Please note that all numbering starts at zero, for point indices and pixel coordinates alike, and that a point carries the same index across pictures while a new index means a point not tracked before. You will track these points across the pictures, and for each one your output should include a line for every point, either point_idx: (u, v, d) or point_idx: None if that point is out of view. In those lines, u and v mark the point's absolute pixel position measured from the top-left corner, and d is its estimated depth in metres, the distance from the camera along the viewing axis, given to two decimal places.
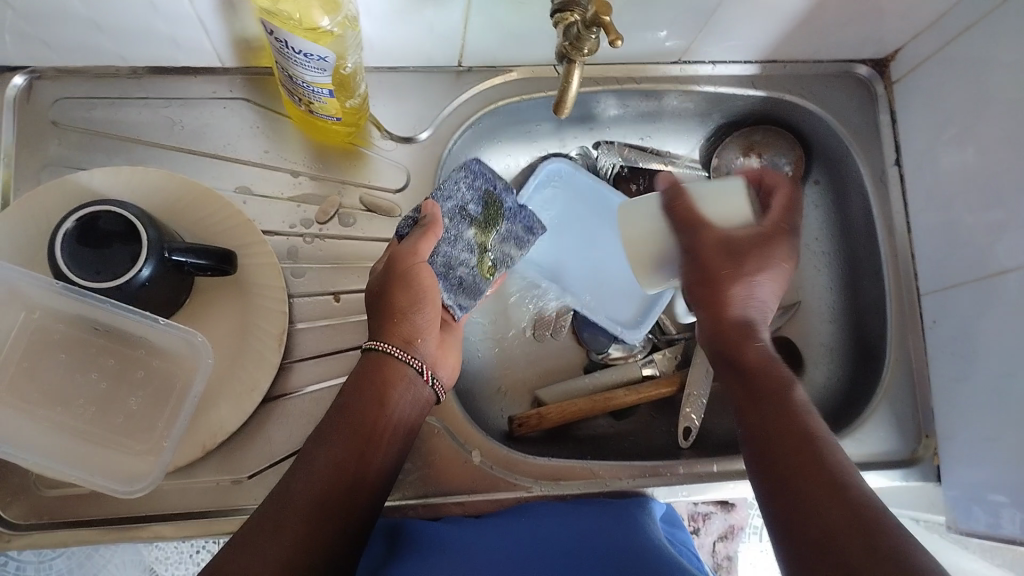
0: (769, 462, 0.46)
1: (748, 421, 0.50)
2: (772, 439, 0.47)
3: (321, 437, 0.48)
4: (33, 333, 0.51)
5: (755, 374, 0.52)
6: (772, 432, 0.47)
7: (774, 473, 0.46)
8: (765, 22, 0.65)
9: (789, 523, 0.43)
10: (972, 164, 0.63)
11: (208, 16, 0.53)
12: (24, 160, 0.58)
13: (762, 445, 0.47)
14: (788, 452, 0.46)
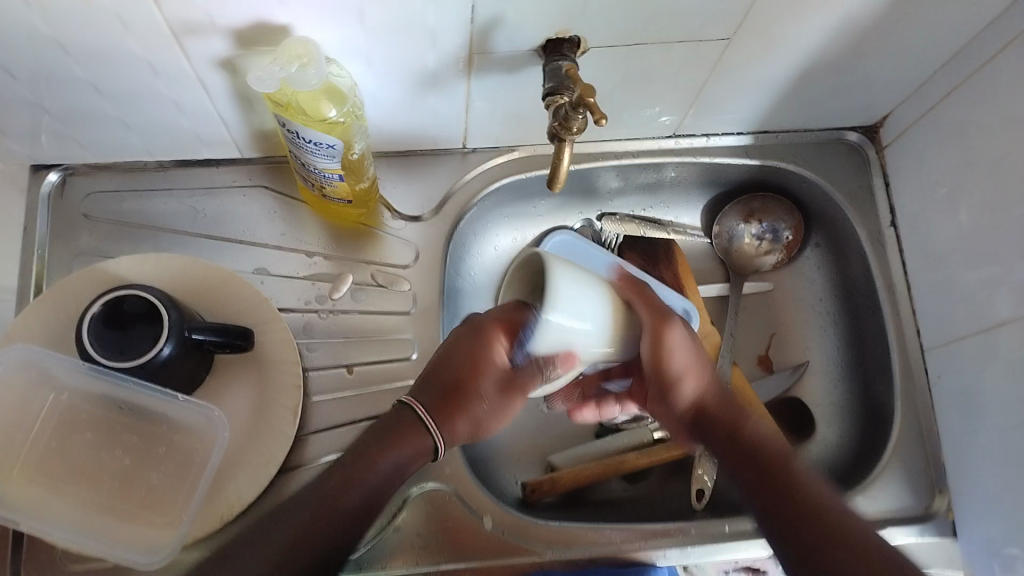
0: (788, 529, 0.51)
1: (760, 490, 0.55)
2: (789, 515, 0.52)
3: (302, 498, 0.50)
4: (63, 412, 0.54)
5: (760, 453, 0.58)
6: (781, 504, 0.53)
7: (792, 537, 0.51)
8: (754, 97, 0.68)
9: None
10: (963, 225, 0.65)
11: (228, 113, 0.58)
12: (58, 251, 0.62)
13: (777, 516, 0.53)
14: (811, 523, 0.51)
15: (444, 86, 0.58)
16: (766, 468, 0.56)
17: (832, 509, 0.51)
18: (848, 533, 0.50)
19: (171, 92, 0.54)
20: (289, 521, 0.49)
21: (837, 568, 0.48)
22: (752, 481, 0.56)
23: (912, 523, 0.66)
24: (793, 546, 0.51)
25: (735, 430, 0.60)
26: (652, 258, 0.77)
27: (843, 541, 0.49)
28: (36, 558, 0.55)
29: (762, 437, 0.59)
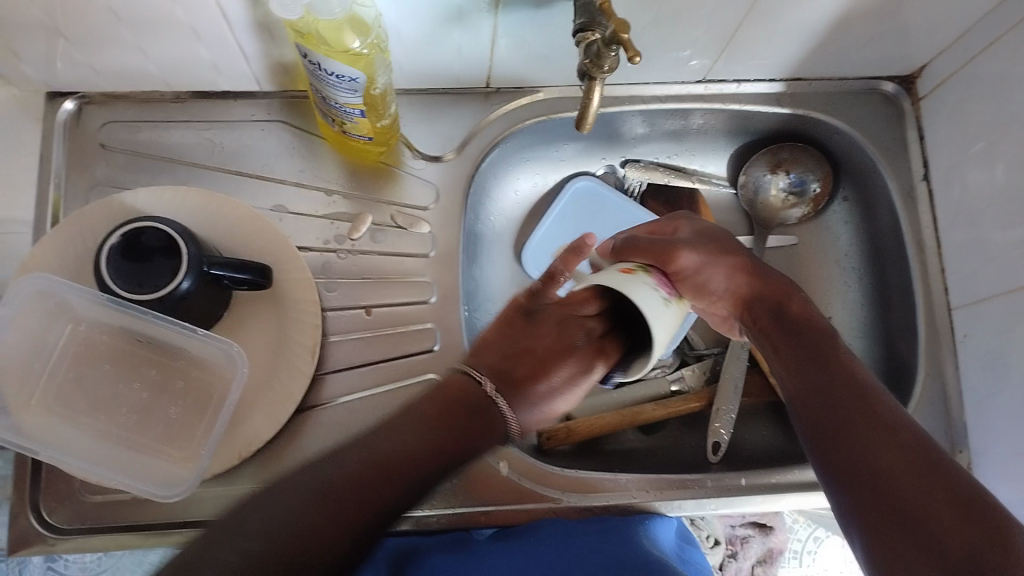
0: (816, 416, 0.49)
1: (789, 375, 0.52)
2: (811, 390, 0.50)
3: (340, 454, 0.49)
4: (80, 344, 0.54)
5: (798, 326, 0.54)
6: (814, 388, 0.50)
7: (818, 425, 0.48)
8: (788, 42, 0.66)
9: (844, 464, 0.46)
10: (999, 181, 0.63)
11: (247, 42, 0.56)
12: (74, 181, 0.61)
13: (808, 402, 0.50)
14: (836, 397, 0.48)
15: (470, 20, 0.56)
16: (795, 341, 0.53)
17: (858, 381, 0.49)
18: (872, 406, 0.47)
19: (190, 18, 0.52)
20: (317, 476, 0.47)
21: (856, 438, 0.46)
22: (783, 367, 0.53)
23: None
24: (814, 420, 0.49)
25: (766, 309, 0.56)
26: (675, 206, 0.77)
27: (865, 411, 0.47)
28: (53, 488, 0.55)
29: (794, 313, 0.55)
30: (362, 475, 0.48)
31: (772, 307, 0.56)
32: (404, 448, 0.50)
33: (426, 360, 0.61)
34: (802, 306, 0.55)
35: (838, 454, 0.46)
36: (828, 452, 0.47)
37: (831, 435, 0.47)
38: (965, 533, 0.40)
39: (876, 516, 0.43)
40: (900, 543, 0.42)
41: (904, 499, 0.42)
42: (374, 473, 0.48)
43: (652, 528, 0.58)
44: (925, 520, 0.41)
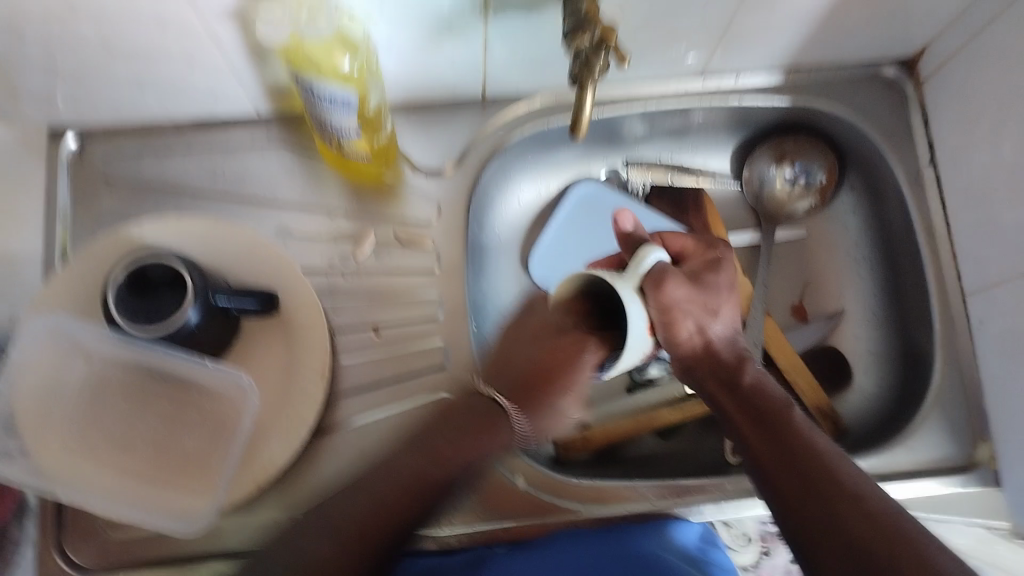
0: (780, 488, 0.48)
1: (753, 447, 0.51)
2: (779, 465, 0.49)
3: (378, 475, 0.52)
4: (95, 383, 0.54)
5: (753, 397, 0.54)
6: (777, 459, 0.49)
7: (786, 496, 0.48)
8: (785, 31, 0.65)
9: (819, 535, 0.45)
10: (1007, 162, 0.62)
11: (241, 67, 0.56)
12: (80, 218, 0.62)
13: (771, 474, 0.49)
14: (805, 473, 0.48)
15: (461, 31, 0.56)
16: (753, 415, 0.53)
17: (824, 455, 0.49)
18: (835, 476, 0.47)
19: (181, 47, 0.52)
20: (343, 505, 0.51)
21: (835, 517, 0.45)
22: (744, 441, 0.52)
23: (952, 474, 0.65)
24: (785, 499, 0.48)
25: (722, 378, 0.56)
26: (680, 205, 0.77)
27: (836, 487, 0.47)
28: (76, 527, 0.55)
29: (748, 384, 0.55)
30: (390, 500, 0.51)
31: (726, 380, 0.55)
32: (432, 449, 0.54)
33: (438, 377, 0.61)
34: (756, 380, 0.55)
35: (818, 537, 0.45)
36: (807, 531, 0.46)
37: (798, 505, 0.47)
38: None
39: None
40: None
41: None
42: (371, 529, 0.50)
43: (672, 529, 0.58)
44: None
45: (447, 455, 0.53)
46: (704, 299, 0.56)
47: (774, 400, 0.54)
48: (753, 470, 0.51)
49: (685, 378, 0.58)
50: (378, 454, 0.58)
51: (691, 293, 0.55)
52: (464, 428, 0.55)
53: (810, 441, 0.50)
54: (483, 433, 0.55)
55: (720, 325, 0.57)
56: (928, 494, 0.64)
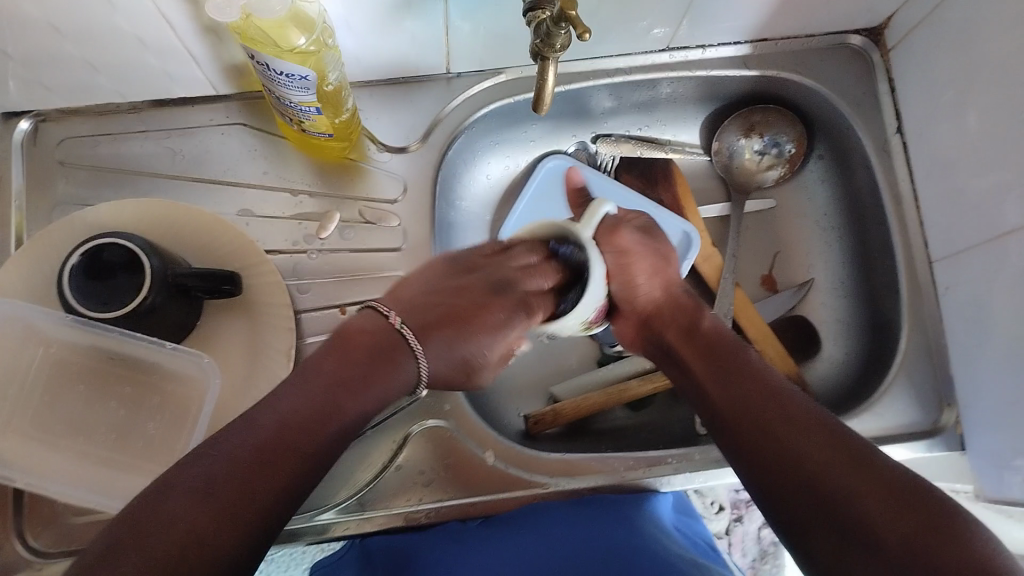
0: (739, 422, 0.49)
1: (711, 389, 0.52)
2: (735, 411, 0.50)
3: (263, 407, 0.43)
4: (51, 366, 0.53)
5: (714, 344, 0.56)
6: (737, 398, 0.50)
7: (743, 430, 0.48)
8: (750, 2, 0.65)
9: (773, 460, 0.46)
10: (972, 129, 0.62)
11: (196, 47, 0.55)
12: (35, 202, 0.60)
13: (731, 412, 0.50)
14: (758, 414, 0.48)
15: (421, 7, 0.55)
16: (712, 359, 0.54)
17: (785, 397, 0.49)
18: (793, 409, 0.48)
19: (133, 28, 0.51)
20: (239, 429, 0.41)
21: (783, 449, 0.45)
22: (703, 383, 0.53)
23: (916, 438, 0.65)
24: (741, 444, 0.48)
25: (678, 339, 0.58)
26: (651, 180, 0.76)
27: (790, 416, 0.47)
28: (37, 512, 0.55)
29: (705, 340, 0.56)
30: (267, 437, 0.40)
31: (685, 330, 0.58)
32: (337, 374, 0.46)
33: None
34: (714, 331, 0.57)
35: (768, 474, 0.46)
36: (755, 453, 0.47)
37: (755, 436, 0.47)
38: (903, 518, 0.39)
39: (814, 521, 0.42)
40: (826, 526, 0.41)
41: (832, 491, 0.42)
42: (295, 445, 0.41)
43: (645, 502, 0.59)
44: (857, 503, 0.41)
45: (356, 386, 0.46)
46: (655, 254, 0.63)
47: (732, 346, 0.55)
48: (713, 423, 0.51)
49: (648, 344, 0.61)
50: None
51: (628, 256, 0.61)
52: (374, 350, 0.48)
53: (769, 381, 0.51)
54: (369, 381, 0.46)
55: (641, 277, 0.61)
56: (896, 459, 0.65)
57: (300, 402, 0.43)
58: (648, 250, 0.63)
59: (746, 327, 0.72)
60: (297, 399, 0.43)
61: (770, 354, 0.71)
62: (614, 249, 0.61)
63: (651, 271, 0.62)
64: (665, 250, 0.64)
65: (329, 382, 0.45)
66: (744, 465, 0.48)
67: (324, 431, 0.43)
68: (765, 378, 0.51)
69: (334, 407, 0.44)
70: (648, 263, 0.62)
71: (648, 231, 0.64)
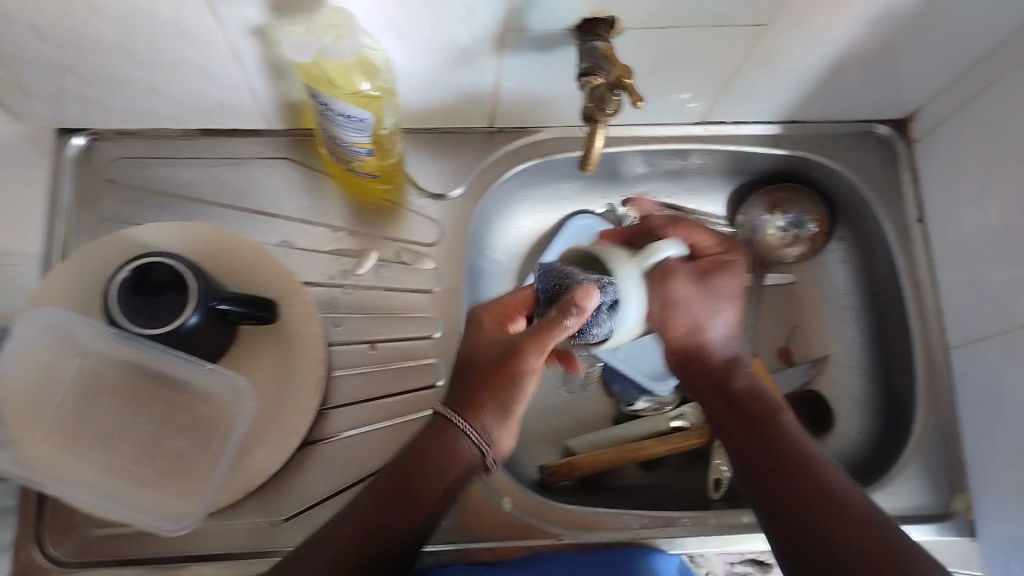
0: (765, 490, 0.51)
1: (740, 448, 0.54)
2: (772, 477, 0.51)
3: (356, 500, 0.52)
4: (88, 377, 0.54)
5: (747, 398, 0.56)
6: (763, 463, 0.52)
7: (771, 498, 0.51)
8: (784, 85, 0.68)
9: (802, 537, 0.48)
10: (993, 221, 0.64)
11: (258, 84, 0.57)
12: (82, 217, 0.62)
13: (760, 478, 0.52)
14: (797, 484, 0.50)
15: (476, 64, 0.58)
16: (745, 417, 0.55)
17: (813, 469, 0.51)
18: (818, 480, 0.50)
19: (202, 60, 0.54)
20: (337, 521, 0.51)
21: (824, 530, 0.48)
22: (732, 440, 0.55)
23: (926, 520, 0.66)
24: (776, 510, 0.50)
25: (701, 386, 0.58)
26: None
27: (817, 490, 0.49)
28: (56, 520, 0.55)
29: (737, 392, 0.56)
30: (363, 520, 0.50)
31: (719, 381, 0.57)
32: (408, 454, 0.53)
33: (429, 395, 0.61)
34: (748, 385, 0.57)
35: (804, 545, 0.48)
36: (782, 520, 0.50)
37: (781, 508, 0.50)
38: None
39: None
40: None
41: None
42: (400, 499, 0.51)
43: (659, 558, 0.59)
44: None
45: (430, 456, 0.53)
46: (706, 300, 0.56)
47: (766, 403, 0.56)
48: (746, 477, 0.53)
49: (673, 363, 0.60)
50: (365, 467, 0.58)
51: (694, 295, 0.55)
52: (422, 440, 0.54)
53: (798, 447, 0.52)
54: (445, 443, 0.53)
55: (715, 324, 0.57)
56: None
57: (401, 472, 0.52)
58: (699, 286, 0.55)
59: None
60: (397, 475, 0.52)
61: None
62: (669, 283, 0.54)
63: (729, 313, 0.57)
64: (733, 292, 0.57)
65: (398, 472, 0.52)
66: (771, 530, 0.50)
67: (426, 486, 0.52)
68: (793, 443, 0.53)
69: (452, 460, 0.53)
70: (717, 304, 0.56)
71: (718, 272, 0.57)
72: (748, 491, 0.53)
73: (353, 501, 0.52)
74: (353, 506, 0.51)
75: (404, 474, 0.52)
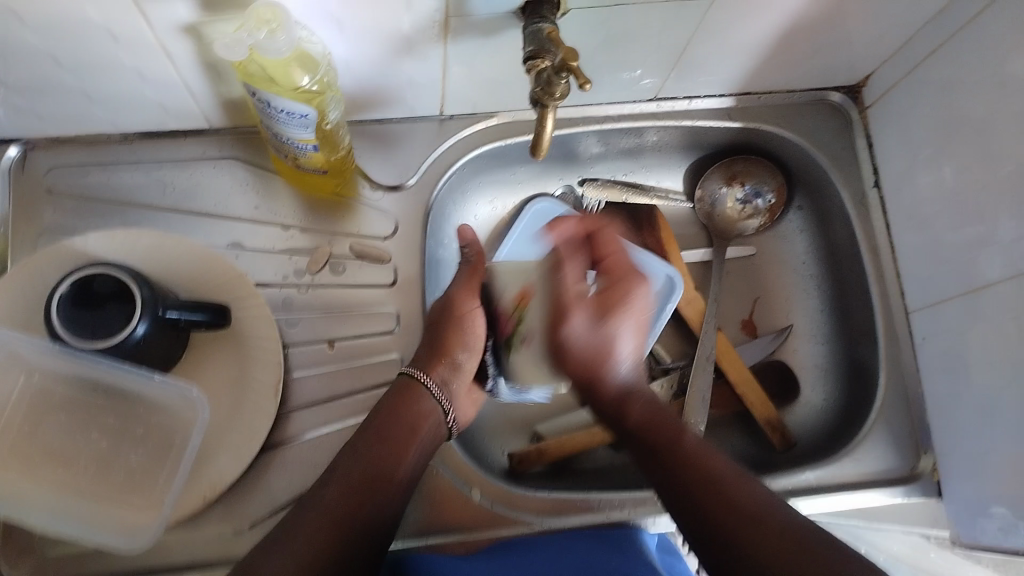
0: (680, 499, 0.51)
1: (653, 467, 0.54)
2: (672, 488, 0.52)
3: (326, 479, 0.51)
4: (35, 394, 0.53)
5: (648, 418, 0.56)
6: (675, 472, 0.52)
7: (687, 504, 0.51)
8: (735, 57, 0.67)
9: (719, 540, 0.48)
10: (948, 184, 0.65)
11: (196, 83, 0.55)
12: (23, 229, 0.60)
13: (672, 487, 0.52)
14: (697, 485, 0.50)
15: (421, 51, 0.57)
16: (650, 434, 0.55)
17: (723, 469, 0.51)
18: (724, 480, 0.50)
19: (136, 63, 0.52)
20: (314, 501, 0.49)
21: (728, 527, 0.48)
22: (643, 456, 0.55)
23: (893, 483, 0.67)
24: (688, 520, 0.50)
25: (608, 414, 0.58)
26: (636, 223, 0.77)
27: (724, 489, 0.49)
28: (15, 545, 0.54)
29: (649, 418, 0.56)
30: (338, 502, 0.49)
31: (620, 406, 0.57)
32: (376, 442, 0.53)
33: None
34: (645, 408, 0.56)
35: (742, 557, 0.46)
36: (698, 524, 0.50)
37: (697, 513, 0.50)
38: None
39: None
40: None
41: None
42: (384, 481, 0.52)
43: (638, 535, 0.59)
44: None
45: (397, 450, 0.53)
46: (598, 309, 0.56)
47: (668, 415, 0.56)
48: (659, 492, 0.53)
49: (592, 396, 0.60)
50: None
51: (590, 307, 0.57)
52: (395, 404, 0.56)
53: (697, 450, 0.53)
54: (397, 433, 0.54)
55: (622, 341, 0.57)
56: (872, 504, 0.66)
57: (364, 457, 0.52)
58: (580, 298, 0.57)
59: (728, 370, 0.74)
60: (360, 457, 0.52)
61: (750, 398, 0.73)
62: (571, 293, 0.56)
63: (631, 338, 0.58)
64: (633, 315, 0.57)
65: (361, 464, 0.52)
66: (691, 535, 0.50)
67: (393, 475, 0.52)
68: (697, 446, 0.53)
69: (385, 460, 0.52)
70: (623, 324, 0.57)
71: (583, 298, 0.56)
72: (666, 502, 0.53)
73: (332, 466, 0.52)
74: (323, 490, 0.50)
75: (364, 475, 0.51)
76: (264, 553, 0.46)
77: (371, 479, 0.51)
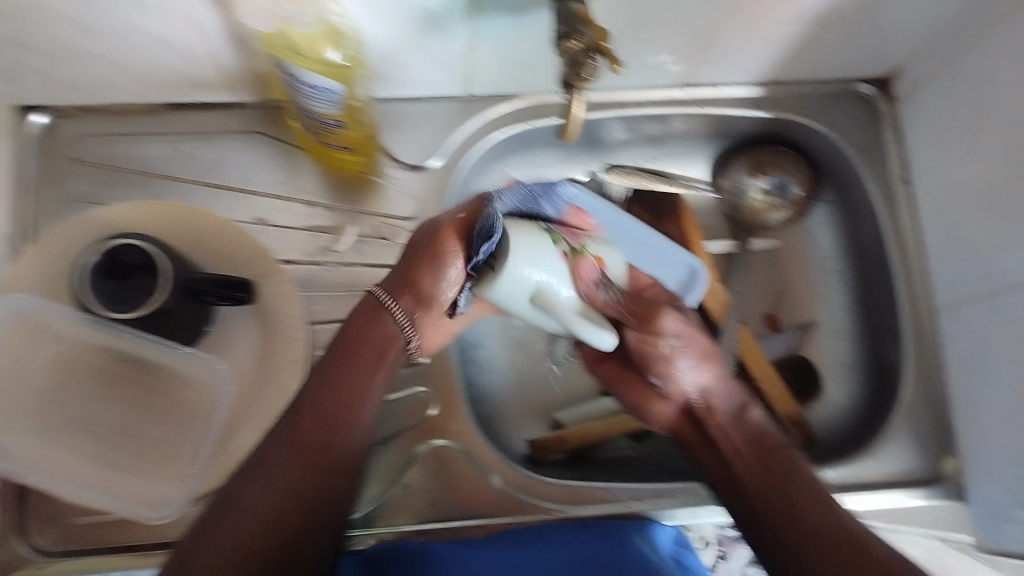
0: (756, 505, 0.52)
1: (735, 468, 0.54)
2: (755, 490, 0.52)
3: (280, 435, 0.48)
4: (59, 362, 0.52)
5: (731, 423, 0.56)
6: (759, 480, 0.52)
7: (761, 511, 0.51)
8: (765, 45, 0.66)
9: (792, 549, 0.48)
10: (978, 179, 0.64)
11: (222, 53, 0.55)
12: (47, 196, 0.60)
13: (751, 492, 0.52)
14: (780, 496, 0.51)
15: (449, 28, 0.56)
16: (743, 444, 0.54)
17: (807, 485, 0.51)
18: (807, 497, 0.50)
19: (162, 32, 0.52)
20: (253, 475, 0.47)
21: (807, 539, 0.48)
22: (722, 458, 0.55)
23: (917, 484, 0.66)
24: (761, 521, 0.51)
25: (692, 420, 0.57)
26: (658, 213, 0.74)
27: (807, 502, 0.50)
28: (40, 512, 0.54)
29: (735, 439, 0.55)
30: (289, 479, 0.47)
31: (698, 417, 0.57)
32: (334, 373, 0.51)
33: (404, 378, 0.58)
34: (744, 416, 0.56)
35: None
36: (770, 531, 0.50)
37: (772, 520, 0.50)
38: None
39: None
40: None
41: None
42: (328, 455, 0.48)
43: (657, 528, 0.59)
44: None
45: (345, 390, 0.50)
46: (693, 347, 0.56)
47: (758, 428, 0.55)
48: (733, 496, 0.53)
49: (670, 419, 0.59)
50: None
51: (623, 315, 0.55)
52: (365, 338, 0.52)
53: (790, 464, 0.53)
54: (358, 371, 0.51)
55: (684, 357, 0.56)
56: (891, 505, 0.65)
57: (322, 434, 0.49)
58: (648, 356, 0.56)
59: (751, 364, 0.74)
60: (314, 427, 0.49)
61: (772, 393, 0.73)
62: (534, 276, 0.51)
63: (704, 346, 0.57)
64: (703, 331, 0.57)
65: (311, 425, 0.48)
66: (757, 542, 0.51)
67: (342, 445, 0.49)
68: (785, 457, 0.53)
69: (337, 438, 0.49)
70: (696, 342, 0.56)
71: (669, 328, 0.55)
72: (736, 508, 0.53)
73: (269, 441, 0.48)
74: (270, 445, 0.48)
75: (310, 440, 0.48)
76: (229, 496, 0.46)
77: (316, 456, 0.48)
